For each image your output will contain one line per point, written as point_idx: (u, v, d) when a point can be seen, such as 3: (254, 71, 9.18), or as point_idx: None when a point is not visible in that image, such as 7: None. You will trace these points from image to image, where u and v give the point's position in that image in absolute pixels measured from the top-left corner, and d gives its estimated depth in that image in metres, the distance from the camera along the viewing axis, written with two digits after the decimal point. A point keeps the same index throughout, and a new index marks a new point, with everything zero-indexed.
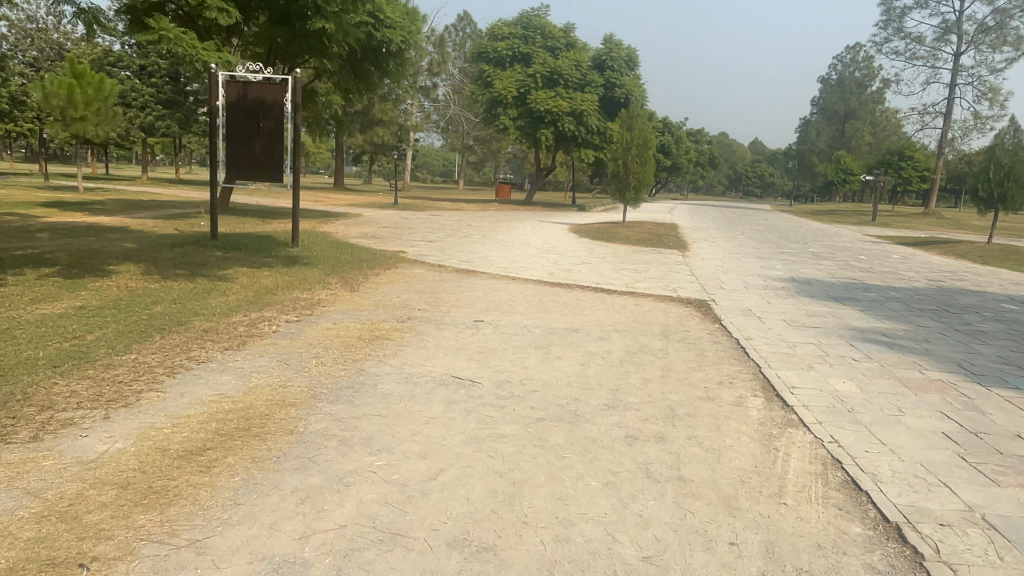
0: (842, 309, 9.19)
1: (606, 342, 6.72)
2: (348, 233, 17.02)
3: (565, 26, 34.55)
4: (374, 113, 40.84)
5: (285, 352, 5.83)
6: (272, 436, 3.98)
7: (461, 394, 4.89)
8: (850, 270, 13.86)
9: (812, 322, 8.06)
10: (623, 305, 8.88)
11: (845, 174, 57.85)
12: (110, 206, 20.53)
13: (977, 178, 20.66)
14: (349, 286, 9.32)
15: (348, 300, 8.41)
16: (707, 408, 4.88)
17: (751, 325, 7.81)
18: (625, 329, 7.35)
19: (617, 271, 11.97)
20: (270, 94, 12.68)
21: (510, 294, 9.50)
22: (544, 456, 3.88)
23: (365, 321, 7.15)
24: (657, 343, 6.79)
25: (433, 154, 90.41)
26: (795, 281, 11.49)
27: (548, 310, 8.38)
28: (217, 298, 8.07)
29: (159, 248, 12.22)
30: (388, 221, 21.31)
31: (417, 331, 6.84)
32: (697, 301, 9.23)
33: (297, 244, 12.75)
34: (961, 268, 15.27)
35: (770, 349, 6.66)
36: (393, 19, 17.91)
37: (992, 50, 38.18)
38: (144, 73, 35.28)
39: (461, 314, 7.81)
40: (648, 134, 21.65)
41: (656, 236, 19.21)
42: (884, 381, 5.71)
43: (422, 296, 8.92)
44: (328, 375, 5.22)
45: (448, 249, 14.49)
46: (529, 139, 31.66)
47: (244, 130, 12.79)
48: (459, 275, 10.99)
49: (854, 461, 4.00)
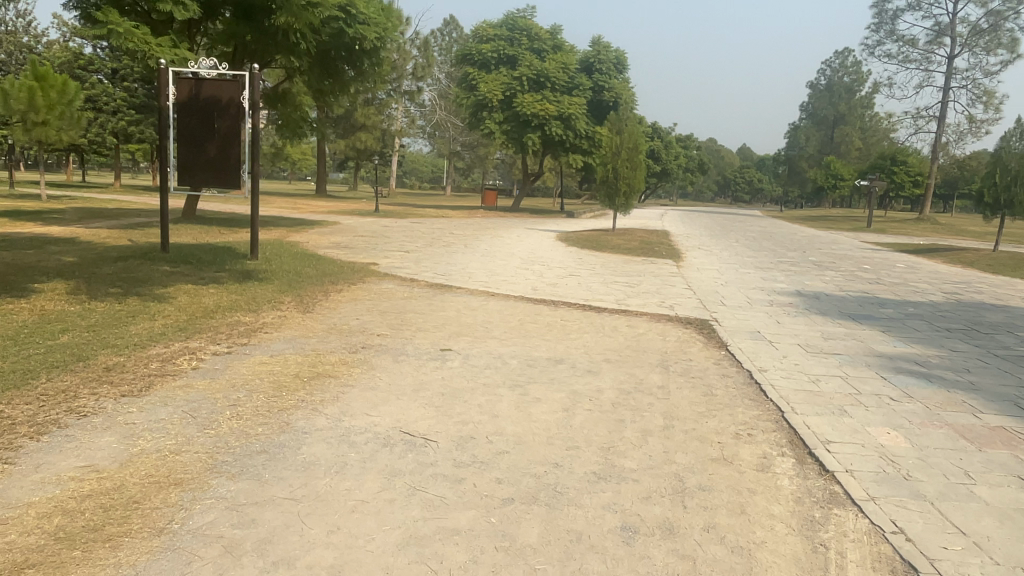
0: (860, 329, 8.12)
1: (595, 378, 5.63)
2: (319, 243, 15.85)
3: (551, 28, 33.60)
4: (357, 118, 39.88)
5: (197, 401, 4.70)
6: (131, 543, 2.87)
7: (406, 462, 3.76)
8: (858, 281, 12.81)
9: (832, 348, 6.99)
10: (615, 326, 7.78)
11: (836, 179, 57.34)
12: (68, 215, 19.33)
13: (983, 183, 19.74)
14: (303, 307, 8.19)
15: (299, 322, 7.31)
16: (725, 477, 3.77)
17: (762, 352, 6.72)
18: (618, 359, 6.25)
19: (608, 284, 10.89)
20: (226, 92, 11.57)
21: (487, 313, 8.39)
22: (508, 570, 2.76)
23: (309, 351, 6.06)
24: (657, 378, 5.68)
25: (421, 161, 89.19)
26: (802, 296, 10.42)
27: (528, 334, 7.26)
28: (140, 324, 6.91)
29: (101, 261, 11.06)
30: (365, 229, 20.20)
31: (371, 364, 5.75)
32: (698, 321, 8.14)
33: (257, 255, 11.65)
34: (975, 278, 14.28)
35: (790, 386, 5.57)
36: (367, 15, 16.51)
37: (986, 53, 37.59)
38: (117, 77, 33.92)
39: (427, 340, 6.71)
40: (638, 138, 20.63)
41: (648, 245, 18.13)
42: (936, 431, 4.63)
43: (384, 318, 7.80)
44: (239, 435, 4.09)
45: (424, 260, 13.38)
46: (515, 143, 30.78)
47: (197, 131, 11.66)
48: (432, 291, 9.89)
49: (935, 568, 2.91)
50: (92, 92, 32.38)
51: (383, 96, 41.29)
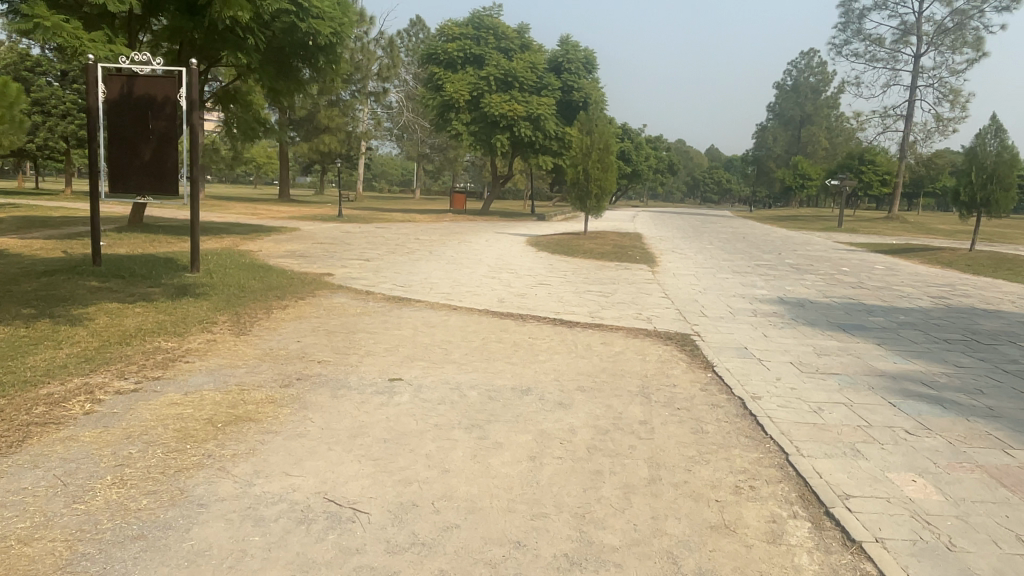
0: (853, 342, 7.43)
1: (567, 413, 4.82)
2: (274, 252, 14.90)
3: (518, 27, 32.87)
4: (320, 119, 38.72)
5: (77, 461, 3.82)
6: None
7: (323, 549, 2.92)
8: (840, 285, 12.22)
9: (828, 367, 6.28)
10: (589, 345, 6.98)
11: (804, 179, 57.52)
12: (6, 225, 18.13)
13: (958, 181, 19.37)
14: (239, 328, 7.30)
15: (230, 348, 6.42)
16: (730, 555, 2.99)
17: (752, 373, 5.96)
18: (592, 386, 5.45)
19: (580, 294, 10.11)
20: (160, 89, 10.55)
21: (446, 331, 7.55)
22: None
23: (232, 387, 5.18)
24: (638, 410, 4.88)
25: (391, 164, 88.18)
26: (786, 304, 9.74)
27: (492, 356, 6.43)
28: (39, 354, 5.94)
29: (22, 276, 10.02)
30: (325, 236, 19.26)
31: (304, 401, 4.90)
32: (679, 337, 7.39)
33: (198, 269, 10.66)
34: (956, 280, 13.77)
35: (791, 417, 4.81)
36: (321, 8, 15.44)
37: (952, 52, 37.81)
38: (67, 80, 32.45)
39: (376, 367, 5.85)
40: (609, 138, 19.97)
41: (621, 249, 17.44)
42: (968, 476, 3.91)
43: (329, 339, 6.90)
44: (113, 512, 3.24)
45: (383, 269, 12.49)
46: (484, 145, 29.99)
47: (130, 132, 10.68)
48: (388, 305, 9.01)
49: None
50: (40, 95, 30.54)
51: (348, 96, 40.17)
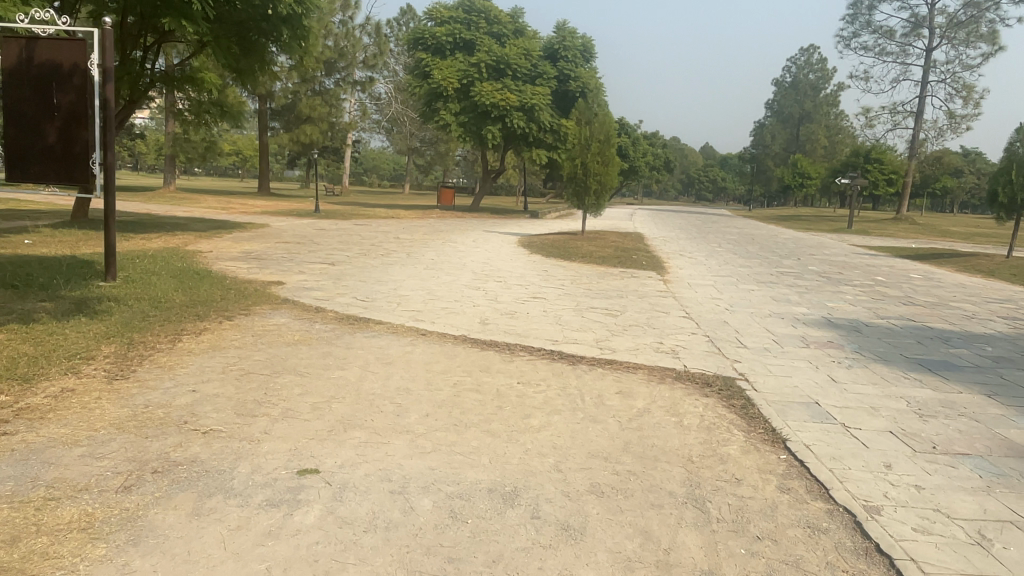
0: (955, 392, 5.51)
1: (577, 551, 2.87)
2: (226, 253, 12.89)
3: (512, 11, 30.89)
4: (301, 108, 36.46)
5: None
6: None
7: None
8: (889, 302, 10.29)
9: (949, 443, 4.34)
10: (601, 397, 5.03)
11: (804, 178, 55.58)
12: None
13: (996, 180, 17.52)
14: (117, 370, 5.28)
15: (87, 407, 4.45)
16: None
17: (847, 456, 4.02)
18: (613, 486, 3.50)
19: (582, 313, 8.16)
20: (67, 55, 8.36)
21: (407, 370, 5.60)
22: None
23: (36, 493, 3.20)
24: (693, 544, 2.96)
25: (380, 158, 85.75)
26: (839, 330, 7.78)
27: (464, 418, 4.47)
28: None
29: None
30: (294, 235, 17.23)
31: (140, 528, 2.94)
32: (722, 383, 5.45)
33: (113, 277, 8.70)
34: (1013, 294, 11.94)
35: (950, 562, 2.90)
36: None
37: (966, 46, 36.18)
38: None
39: (285, 446, 3.89)
40: (610, 128, 18.07)
41: (624, 252, 15.49)
42: None
43: (238, 388, 4.95)
44: None
45: (348, 276, 10.47)
46: (473, 137, 27.93)
47: (29, 107, 8.39)
48: (340, 328, 7.02)
49: None
50: None
51: (332, 85, 37.84)
